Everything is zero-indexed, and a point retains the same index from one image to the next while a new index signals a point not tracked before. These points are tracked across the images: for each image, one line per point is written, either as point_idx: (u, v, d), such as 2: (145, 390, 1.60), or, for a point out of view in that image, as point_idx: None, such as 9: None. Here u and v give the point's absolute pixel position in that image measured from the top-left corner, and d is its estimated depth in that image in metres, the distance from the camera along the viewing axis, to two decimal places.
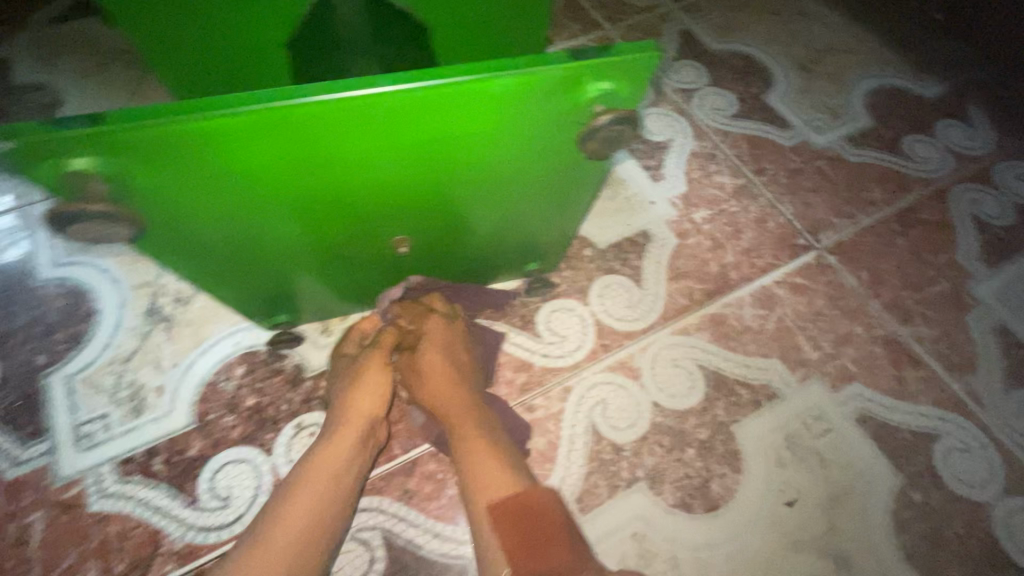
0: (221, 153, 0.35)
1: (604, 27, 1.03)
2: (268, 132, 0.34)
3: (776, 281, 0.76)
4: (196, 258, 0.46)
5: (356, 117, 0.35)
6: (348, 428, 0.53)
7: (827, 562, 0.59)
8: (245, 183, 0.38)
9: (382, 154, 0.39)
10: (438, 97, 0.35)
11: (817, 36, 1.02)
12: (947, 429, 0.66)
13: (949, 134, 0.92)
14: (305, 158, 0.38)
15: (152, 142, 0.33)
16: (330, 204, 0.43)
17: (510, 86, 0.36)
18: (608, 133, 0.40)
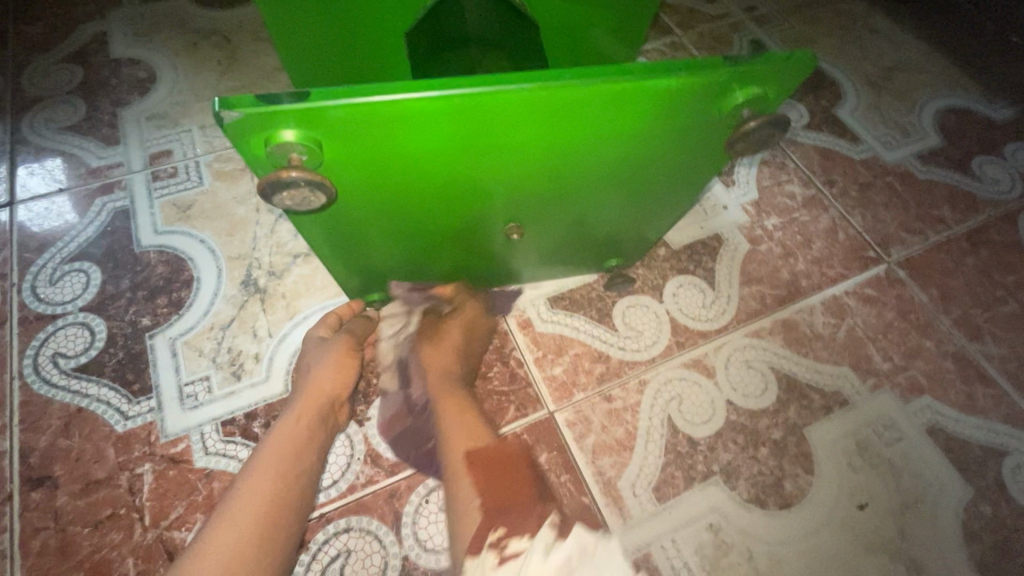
0: (403, 134, 0.36)
1: (676, 33, 1.04)
2: (455, 116, 0.35)
3: (847, 291, 0.77)
4: (332, 229, 0.47)
5: (533, 107, 0.36)
6: (309, 404, 0.55)
7: (897, 565, 0.60)
8: (410, 162, 0.40)
9: (537, 141, 0.40)
10: (612, 92, 0.36)
11: (887, 53, 1.03)
12: (1015, 446, 0.67)
13: (1020, 157, 0.92)
14: (471, 142, 0.39)
15: (350, 120, 0.34)
16: (475, 184, 0.44)
17: (681, 86, 0.37)
18: (756, 136, 0.41)
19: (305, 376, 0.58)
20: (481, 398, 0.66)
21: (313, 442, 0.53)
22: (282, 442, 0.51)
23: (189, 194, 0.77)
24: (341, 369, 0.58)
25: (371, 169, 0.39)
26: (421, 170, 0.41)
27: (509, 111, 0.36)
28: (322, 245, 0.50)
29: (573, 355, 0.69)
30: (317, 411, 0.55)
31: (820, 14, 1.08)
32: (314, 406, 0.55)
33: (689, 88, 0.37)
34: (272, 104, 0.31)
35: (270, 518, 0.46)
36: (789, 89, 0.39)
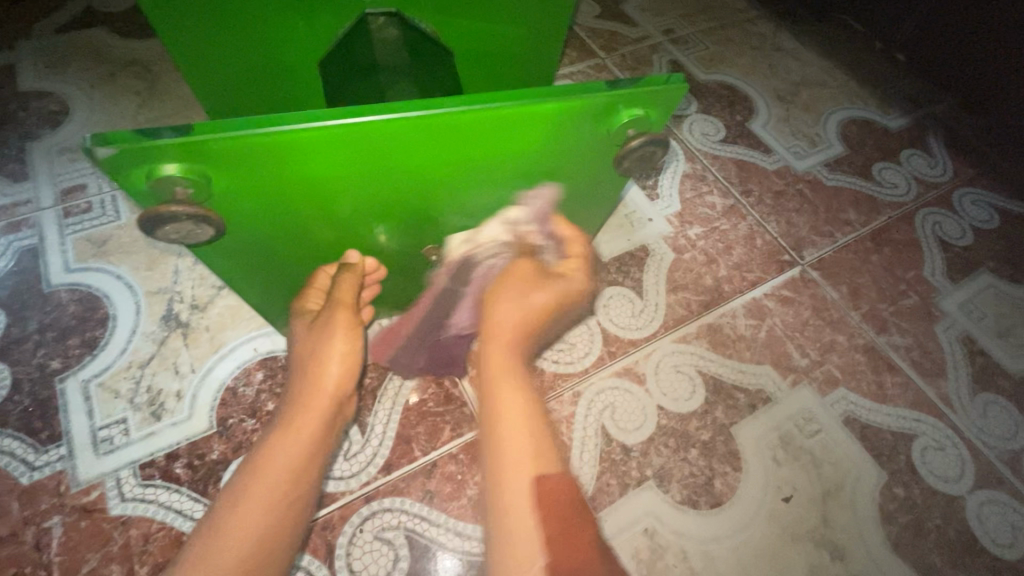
0: (296, 163, 0.37)
1: (599, 55, 1.09)
2: (341, 145, 0.36)
3: (765, 294, 0.81)
4: (238, 260, 0.47)
5: (426, 134, 0.37)
6: (317, 405, 0.53)
7: (822, 553, 0.63)
8: (307, 190, 0.40)
9: (436, 166, 0.42)
10: (497, 118, 0.38)
11: (794, 70, 1.11)
12: (923, 429, 0.72)
13: (914, 163, 1.00)
14: (369, 167, 0.39)
15: (238, 152, 0.34)
16: (380, 205, 0.45)
17: (562, 109, 0.39)
18: (640, 154, 0.43)
19: (302, 367, 0.55)
20: (415, 420, 0.65)
21: (319, 453, 0.51)
22: (290, 455, 0.49)
23: (105, 229, 0.74)
24: (347, 357, 0.55)
25: (269, 198, 0.39)
26: (323, 196, 0.41)
27: (401, 138, 0.37)
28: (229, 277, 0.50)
29: None
30: (324, 416, 0.53)
31: (733, 35, 1.15)
32: (320, 410, 0.53)
33: (575, 109, 0.39)
34: (149, 139, 0.31)
35: (269, 537, 0.45)
36: (668, 109, 0.42)
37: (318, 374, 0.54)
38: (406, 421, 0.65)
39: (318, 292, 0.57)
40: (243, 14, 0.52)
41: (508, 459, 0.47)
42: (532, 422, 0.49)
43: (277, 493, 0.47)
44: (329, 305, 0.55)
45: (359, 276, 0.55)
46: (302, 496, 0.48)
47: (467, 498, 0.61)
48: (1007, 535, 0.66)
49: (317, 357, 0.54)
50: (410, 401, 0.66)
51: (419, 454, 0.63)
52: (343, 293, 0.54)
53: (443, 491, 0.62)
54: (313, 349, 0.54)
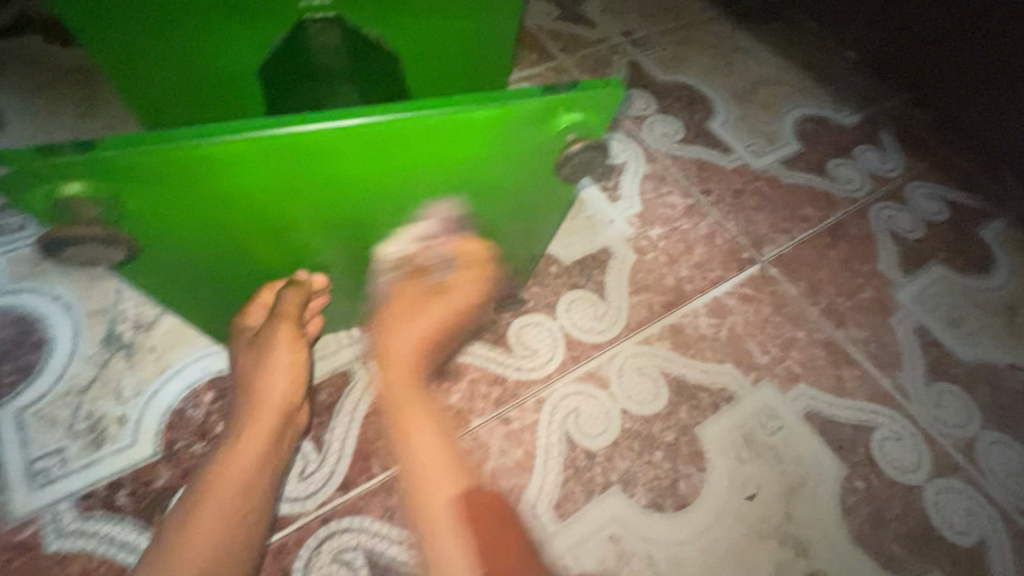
0: (214, 176, 0.37)
1: (559, 57, 1.09)
2: (259, 159, 0.37)
3: (726, 292, 0.82)
4: (172, 271, 0.47)
5: (348, 145, 0.38)
6: (264, 419, 0.54)
7: (786, 549, 0.63)
8: (234, 203, 0.41)
9: (368, 175, 0.42)
10: (422, 129, 0.38)
11: (751, 70, 1.13)
12: (881, 421, 0.73)
13: (867, 158, 1.03)
14: (295, 177, 0.40)
15: (149, 167, 0.35)
16: (318, 217, 0.46)
17: (492, 117, 0.39)
18: (581, 158, 0.43)
19: (247, 382, 0.56)
20: (374, 435, 0.63)
21: (267, 466, 0.53)
22: (240, 469, 0.51)
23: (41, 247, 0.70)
24: (295, 373, 0.56)
25: (191, 209, 0.40)
26: (252, 207, 0.42)
27: (323, 149, 0.37)
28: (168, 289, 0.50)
29: (470, 380, 0.69)
30: (273, 428, 0.54)
31: (691, 35, 1.16)
32: (269, 424, 0.54)
33: (505, 119, 0.39)
34: (52, 156, 0.32)
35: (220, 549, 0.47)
36: (608, 113, 0.42)
37: (263, 389, 0.54)
38: (364, 436, 0.63)
39: (258, 308, 0.56)
40: (172, 20, 0.50)
41: (436, 491, 0.55)
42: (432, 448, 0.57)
43: (230, 505, 0.49)
44: (271, 322, 0.55)
45: (304, 293, 0.54)
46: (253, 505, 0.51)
47: None
48: (963, 522, 0.67)
49: (262, 374, 0.54)
50: (369, 415, 0.65)
51: (378, 470, 0.62)
52: (287, 309, 0.54)
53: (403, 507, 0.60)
54: (257, 365, 0.55)
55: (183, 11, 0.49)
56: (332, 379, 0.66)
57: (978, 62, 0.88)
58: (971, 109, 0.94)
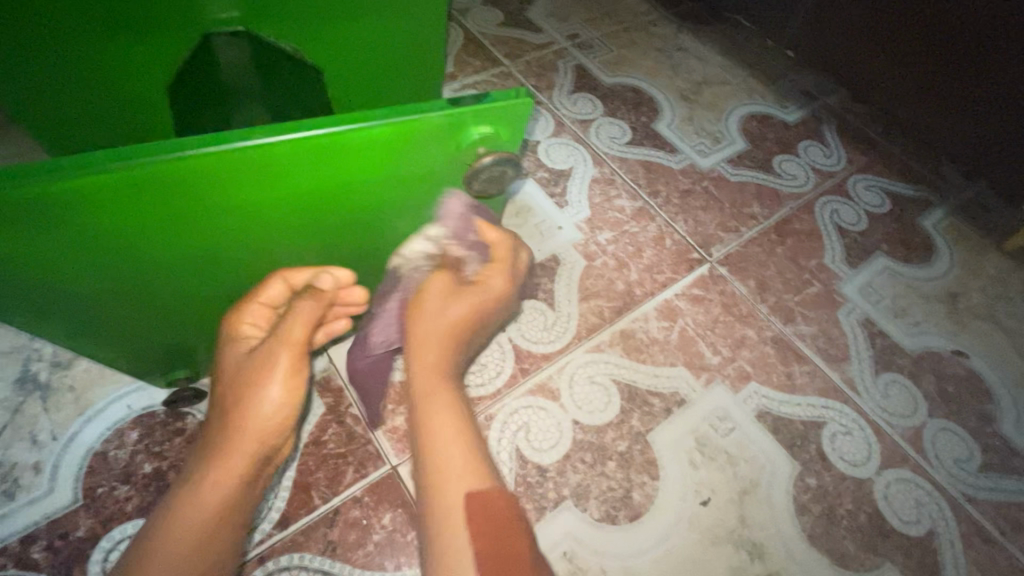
0: (105, 205, 0.37)
1: (504, 63, 1.08)
2: (152, 186, 0.36)
3: (677, 294, 0.81)
4: (87, 310, 0.46)
5: (251, 165, 0.38)
6: (246, 446, 0.49)
7: (741, 553, 0.63)
8: (136, 232, 0.40)
9: (280, 196, 0.42)
10: (322, 147, 0.38)
11: (695, 70, 1.13)
12: (831, 416, 0.73)
13: (811, 154, 1.04)
14: (203, 201, 0.39)
15: (28, 201, 0.34)
16: (235, 238, 0.45)
17: (391, 132, 0.38)
18: (492, 172, 0.43)
19: (227, 399, 0.50)
20: (315, 465, 0.61)
21: (246, 493, 0.50)
22: (205, 505, 0.47)
23: None
24: (283, 403, 0.50)
25: (97, 241, 0.39)
26: (156, 233, 0.41)
27: (222, 171, 0.37)
28: (84, 330, 0.49)
29: None
30: (248, 465, 0.49)
31: (636, 37, 1.17)
32: (243, 458, 0.49)
33: (406, 134, 0.39)
34: None
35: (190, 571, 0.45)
36: (520, 129, 0.41)
37: (246, 416, 0.49)
38: (304, 467, 0.60)
39: (260, 307, 0.51)
40: (69, 49, 0.47)
41: (452, 470, 0.48)
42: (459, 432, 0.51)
43: (190, 546, 0.45)
44: (274, 338, 0.50)
45: (319, 308, 0.50)
46: (227, 526, 0.48)
47: (373, 545, 0.57)
48: (913, 512, 0.68)
49: (252, 390, 0.49)
50: (309, 445, 0.62)
51: (319, 502, 0.59)
52: (294, 330, 0.50)
53: (346, 540, 0.57)
54: (245, 378, 0.50)
55: (66, 26, 0.46)
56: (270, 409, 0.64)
57: (920, 51, 0.89)
58: (912, 102, 0.95)
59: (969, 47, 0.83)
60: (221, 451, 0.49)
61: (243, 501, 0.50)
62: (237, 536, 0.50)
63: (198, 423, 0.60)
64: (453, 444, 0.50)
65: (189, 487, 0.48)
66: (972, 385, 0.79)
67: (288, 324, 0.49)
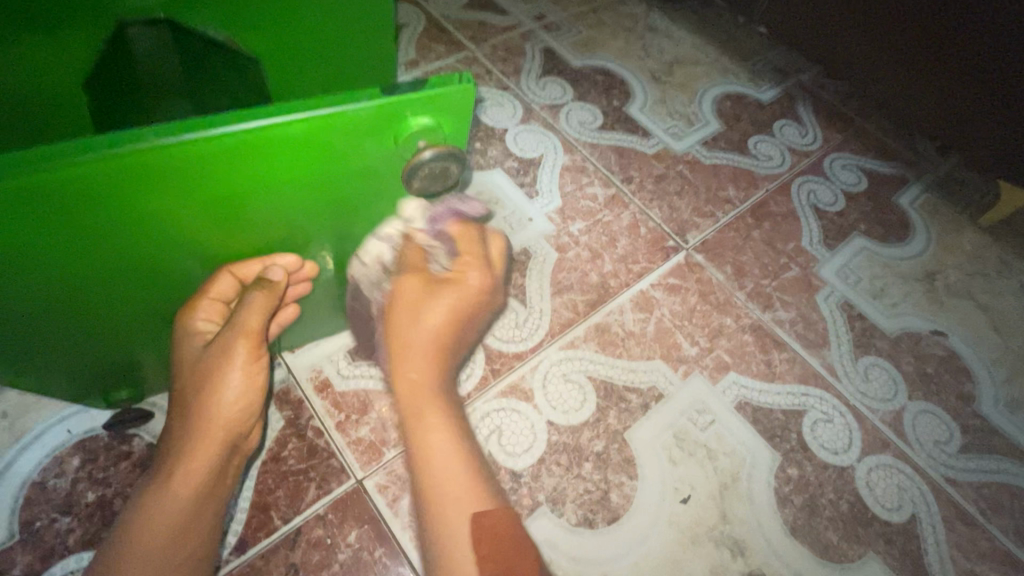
0: (13, 219, 0.33)
1: (469, 47, 1.03)
2: (58, 196, 0.32)
3: (652, 284, 0.79)
4: (8, 336, 0.42)
5: (177, 166, 0.34)
6: (209, 446, 0.48)
7: (723, 550, 0.61)
8: (53, 248, 0.36)
9: (213, 197, 0.38)
10: (249, 146, 0.34)
11: (667, 50, 1.10)
12: (811, 404, 0.72)
13: (786, 133, 1.02)
14: (126, 208, 0.35)
15: None
16: (170, 248, 0.41)
17: (321, 126, 0.34)
18: (433, 170, 0.37)
19: (185, 400, 0.48)
20: (274, 484, 0.57)
21: (215, 493, 0.49)
22: (175, 510, 0.46)
23: None
24: (248, 393, 0.49)
25: (24, 257, 0.35)
26: (77, 249, 0.37)
27: (140, 174, 0.33)
28: (2, 358, 0.44)
29: (381, 409, 0.63)
30: (215, 457, 0.48)
31: (605, 17, 1.12)
32: (207, 458, 0.48)
33: (335, 129, 0.35)
34: None
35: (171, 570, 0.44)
36: (464, 118, 0.38)
37: (207, 412, 0.48)
38: (262, 485, 0.57)
39: (212, 300, 0.49)
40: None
41: (452, 491, 0.45)
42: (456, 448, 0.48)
43: (162, 551, 0.45)
44: (229, 331, 0.48)
45: (274, 297, 0.48)
46: (204, 525, 0.47)
47: (338, 565, 0.55)
48: (895, 499, 0.67)
49: (212, 388, 0.48)
50: (268, 461, 0.58)
51: (280, 522, 0.56)
52: (250, 321, 0.47)
53: (310, 561, 0.54)
54: (200, 375, 0.48)
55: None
56: None
57: (896, 23, 0.86)
58: (888, 74, 0.92)
59: (939, 21, 0.81)
60: (183, 451, 0.47)
61: (215, 502, 0.49)
62: (213, 534, 0.49)
63: (145, 445, 0.56)
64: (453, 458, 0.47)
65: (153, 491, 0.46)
66: (952, 365, 0.78)
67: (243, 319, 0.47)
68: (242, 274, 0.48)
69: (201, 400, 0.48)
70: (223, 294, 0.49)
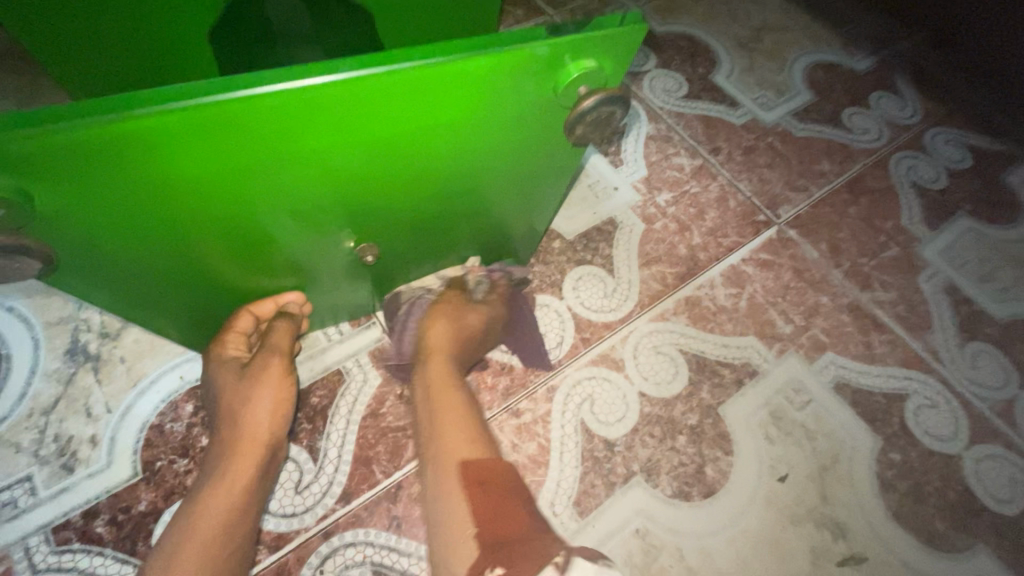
0: (156, 158, 0.31)
1: (547, 11, 0.99)
2: (206, 134, 0.30)
3: (743, 259, 0.76)
4: (127, 281, 0.41)
5: (324, 108, 0.31)
6: (252, 451, 0.49)
7: (823, 532, 0.60)
8: (188, 191, 0.34)
9: (343, 150, 0.36)
10: (407, 87, 0.32)
11: (754, 15, 1.03)
12: (914, 388, 0.68)
13: (884, 105, 0.95)
14: (256, 157, 0.33)
15: (68, 147, 0.28)
16: (294, 201, 0.39)
17: (488, 66, 0.32)
18: (597, 116, 0.37)
19: (223, 409, 0.50)
20: (374, 439, 0.58)
21: (259, 492, 0.49)
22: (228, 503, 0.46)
23: None
24: (278, 407, 0.52)
25: (160, 199, 0.34)
26: (210, 195, 0.35)
27: (285, 115, 0.31)
28: (126, 298, 0.43)
29: (474, 372, 0.64)
30: (259, 464, 0.49)
31: None
32: (255, 459, 0.49)
33: (499, 69, 0.33)
34: None
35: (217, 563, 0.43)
36: (624, 58, 0.36)
37: (249, 423, 0.49)
38: (363, 441, 0.58)
39: (238, 335, 0.53)
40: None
41: (462, 438, 0.46)
42: (470, 412, 0.49)
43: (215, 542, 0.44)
44: (264, 352, 0.53)
45: (293, 327, 0.55)
46: (247, 520, 0.47)
47: None
48: (1005, 490, 0.64)
49: (247, 400, 0.50)
50: (368, 417, 0.59)
51: (381, 476, 0.57)
52: (284, 343, 0.54)
53: (412, 515, 0.56)
54: (240, 391, 0.50)
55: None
56: (327, 379, 0.61)
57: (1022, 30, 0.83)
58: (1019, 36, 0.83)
59: None
60: (231, 453, 0.48)
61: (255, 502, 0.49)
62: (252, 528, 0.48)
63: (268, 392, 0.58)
64: (465, 428, 0.47)
65: (208, 483, 0.47)
66: None
67: (276, 345, 0.53)
68: (260, 312, 0.53)
69: (236, 410, 0.49)
70: (246, 331, 0.53)
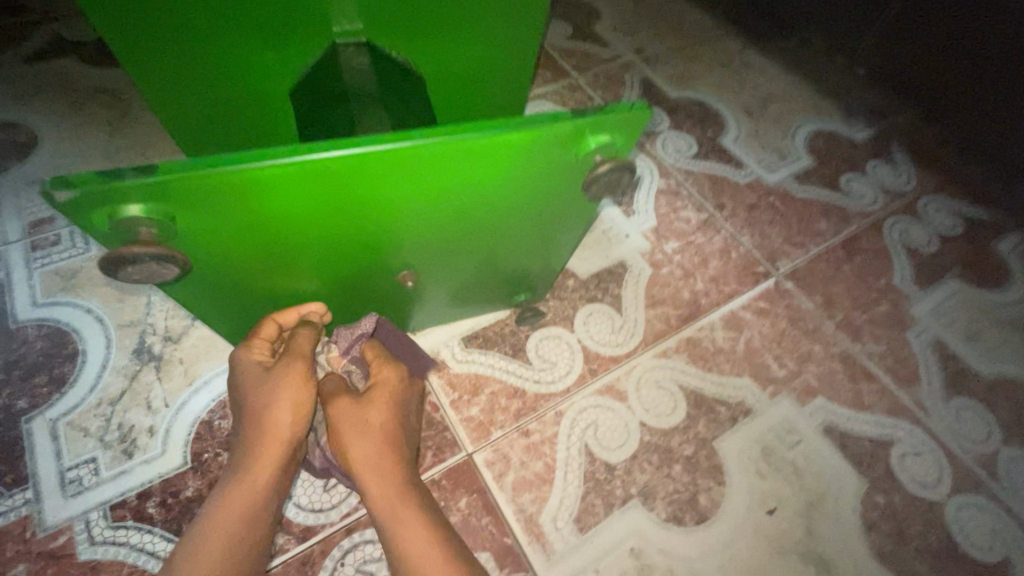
0: (263, 198, 0.38)
1: (572, 74, 1.10)
2: (304, 183, 0.38)
3: (742, 306, 0.82)
4: (214, 289, 0.49)
5: (396, 167, 0.39)
6: (269, 454, 0.52)
7: (807, 564, 0.64)
8: (279, 223, 0.42)
9: (404, 197, 0.43)
10: (461, 152, 0.40)
11: (761, 86, 1.13)
12: (899, 436, 0.73)
13: (880, 173, 1.03)
14: (338, 201, 0.41)
15: (204, 187, 0.35)
16: (357, 235, 0.47)
17: (527, 138, 0.40)
18: (609, 178, 0.45)
19: (241, 410, 0.53)
20: None
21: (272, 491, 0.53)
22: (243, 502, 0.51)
23: (73, 262, 0.71)
24: (298, 406, 0.52)
25: (256, 228, 0.42)
26: (294, 227, 0.43)
27: (365, 172, 0.39)
28: (208, 303, 0.51)
29: (490, 392, 0.70)
30: (276, 464, 0.52)
31: (701, 51, 1.17)
32: (272, 461, 0.52)
33: (534, 140, 0.41)
34: (118, 182, 0.33)
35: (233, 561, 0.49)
36: (636, 133, 0.44)
37: (267, 426, 0.52)
38: None
39: (262, 340, 0.54)
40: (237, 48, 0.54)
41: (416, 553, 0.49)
42: (409, 520, 0.51)
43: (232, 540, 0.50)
44: (286, 358, 0.53)
45: (315, 334, 0.56)
46: (260, 516, 0.52)
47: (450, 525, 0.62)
48: (986, 539, 0.67)
49: (264, 405, 0.52)
50: None
51: None
52: (304, 350, 0.54)
53: None
54: (261, 395, 0.52)
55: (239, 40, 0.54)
56: None
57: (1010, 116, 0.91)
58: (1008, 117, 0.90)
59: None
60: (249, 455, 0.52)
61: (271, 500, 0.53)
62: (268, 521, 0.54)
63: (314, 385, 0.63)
64: (414, 537, 0.50)
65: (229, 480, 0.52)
66: None
67: (296, 352, 0.53)
68: (284, 321, 0.56)
69: (258, 411, 0.52)
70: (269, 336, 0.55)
